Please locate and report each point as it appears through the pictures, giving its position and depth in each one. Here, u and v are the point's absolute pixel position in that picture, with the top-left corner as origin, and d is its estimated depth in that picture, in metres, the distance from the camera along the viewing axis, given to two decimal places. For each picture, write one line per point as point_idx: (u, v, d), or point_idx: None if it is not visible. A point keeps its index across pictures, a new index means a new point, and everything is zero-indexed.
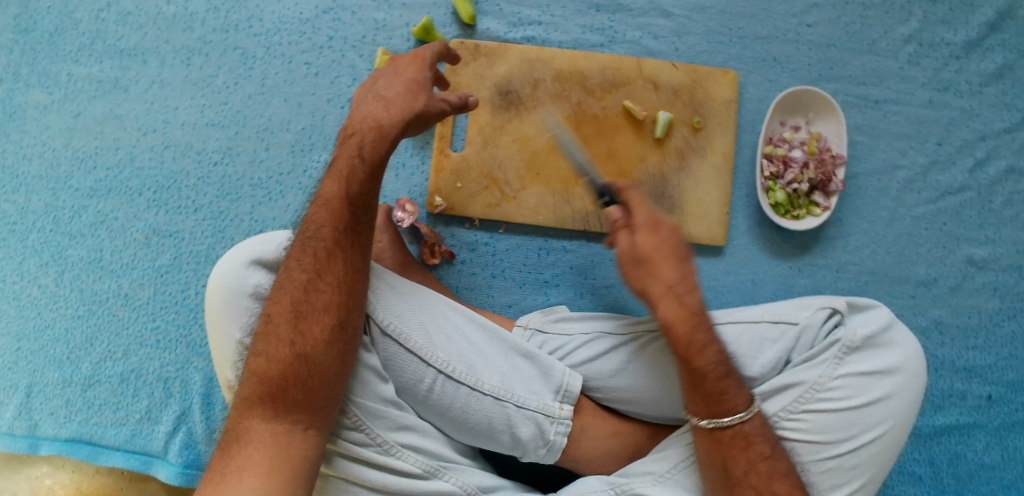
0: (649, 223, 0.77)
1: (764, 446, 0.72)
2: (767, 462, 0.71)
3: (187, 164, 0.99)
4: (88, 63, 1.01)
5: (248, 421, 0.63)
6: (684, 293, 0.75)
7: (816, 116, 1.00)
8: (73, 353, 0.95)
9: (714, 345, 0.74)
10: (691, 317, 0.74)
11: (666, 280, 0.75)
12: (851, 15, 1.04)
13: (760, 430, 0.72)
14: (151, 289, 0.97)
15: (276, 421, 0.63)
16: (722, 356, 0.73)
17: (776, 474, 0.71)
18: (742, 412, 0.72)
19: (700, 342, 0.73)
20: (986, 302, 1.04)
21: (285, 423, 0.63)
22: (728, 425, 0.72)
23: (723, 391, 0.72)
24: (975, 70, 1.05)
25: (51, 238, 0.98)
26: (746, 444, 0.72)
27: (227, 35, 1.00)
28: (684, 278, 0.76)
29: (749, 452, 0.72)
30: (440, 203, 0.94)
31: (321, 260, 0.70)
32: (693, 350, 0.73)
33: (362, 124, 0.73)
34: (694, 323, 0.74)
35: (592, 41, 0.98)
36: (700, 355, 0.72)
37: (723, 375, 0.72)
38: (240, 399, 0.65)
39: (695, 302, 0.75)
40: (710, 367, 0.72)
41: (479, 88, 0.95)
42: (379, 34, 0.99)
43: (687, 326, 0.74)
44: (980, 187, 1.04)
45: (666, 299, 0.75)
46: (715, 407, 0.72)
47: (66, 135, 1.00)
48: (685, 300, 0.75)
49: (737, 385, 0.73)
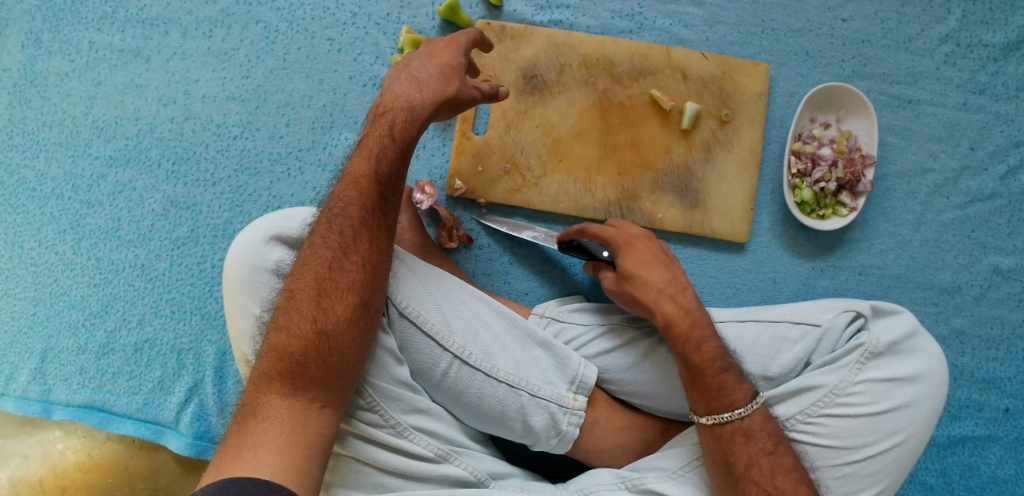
0: (625, 241, 0.82)
1: (766, 442, 0.72)
2: (767, 458, 0.71)
3: (206, 137, 0.98)
4: (111, 32, 1.00)
5: (266, 396, 0.62)
6: (675, 293, 0.77)
7: (847, 113, 0.97)
8: (88, 320, 0.96)
9: (711, 340, 0.75)
10: (687, 315, 0.76)
11: (655, 283, 0.78)
12: (888, 11, 1.01)
13: (761, 425, 0.72)
14: (167, 261, 0.96)
15: (294, 398, 0.62)
16: (719, 351, 0.75)
17: (778, 470, 0.70)
18: (740, 407, 0.72)
19: (697, 337, 0.75)
20: (1009, 312, 1.04)
21: (303, 400, 0.62)
22: (726, 422, 0.72)
23: (722, 386, 0.73)
24: (1013, 74, 1.02)
25: (69, 206, 0.98)
26: (746, 438, 0.72)
27: (250, 8, 0.99)
28: (672, 280, 0.79)
29: (750, 446, 0.71)
30: (460, 186, 0.92)
31: (345, 238, 0.69)
32: (691, 344, 0.74)
33: (393, 104, 0.72)
34: (689, 319, 0.76)
35: (621, 27, 0.96)
36: (698, 350, 0.74)
37: (720, 371, 0.73)
38: (258, 373, 0.64)
39: (687, 300, 0.78)
40: (709, 361, 0.74)
41: (504, 70, 0.94)
42: (404, 12, 0.98)
43: (682, 323, 0.76)
44: (1011, 194, 1.02)
45: (661, 300, 0.77)
46: (713, 403, 0.73)
47: (86, 103, 0.99)
48: (678, 299, 0.77)
49: (736, 380, 0.73)
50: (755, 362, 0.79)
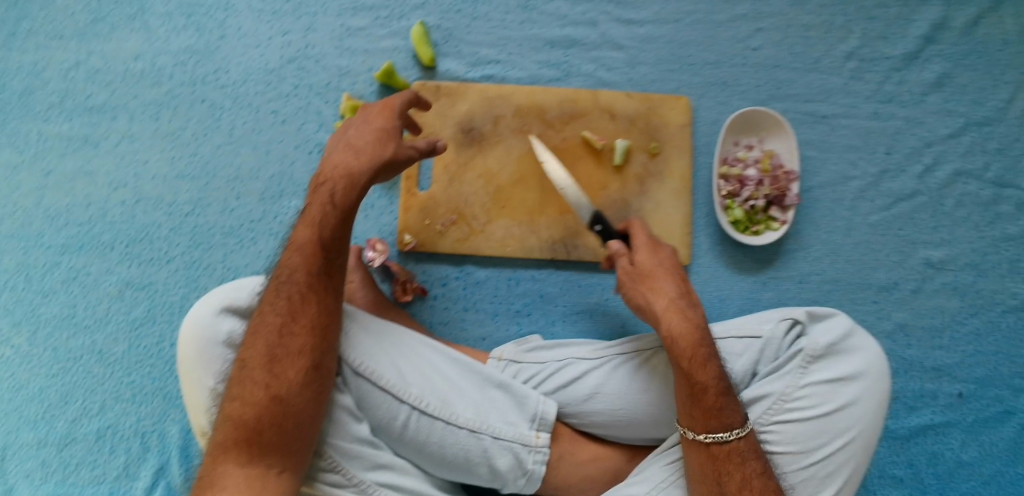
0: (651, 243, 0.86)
1: (757, 463, 0.75)
2: (759, 478, 0.74)
3: (158, 216, 1.00)
4: (58, 121, 1.02)
5: (222, 467, 0.65)
6: (686, 308, 0.80)
7: (767, 134, 1.03)
8: (48, 412, 0.95)
9: (714, 360, 0.77)
10: (695, 332, 0.78)
11: (668, 293, 0.81)
12: (794, 36, 1.08)
13: (753, 446, 0.76)
14: (125, 344, 0.97)
15: (249, 466, 0.65)
16: (721, 371, 0.77)
17: (768, 490, 0.74)
18: (738, 428, 0.75)
19: (703, 356, 0.77)
20: (947, 302, 1.09)
21: (258, 467, 0.65)
22: (724, 441, 0.74)
23: (722, 408, 0.75)
24: (916, 81, 1.11)
25: (22, 297, 0.98)
26: (740, 460, 0.75)
27: (195, 88, 1.03)
28: (687, 295, 0.82)
29: (744, 467, 0.74)
30: (409, 240, 0.96)
31: (295, 304, 0.71)
32: (695, 363, 0.76)
33: (333, 172, 0.75)
34: (695, 336, 0.78)
35: (548, 75, 1.01)
36: (703, 369, 0.76)
37: (721, 391, 0.76)
38: (213, 444, 0.66)
39: (697, 317, 0.80)
40: (712, 381, 0.76)
41: (442, 126, 0.98)
42: (344, 80, 1.01)
43: (688, 340, 0.78)
44: (930, 191, 1.10)
45: (669, 311, 0.79)
46: (710, 422, 0.75)
47: (36, 193, 1.00)
48: (688, 314, 0.80)
49: (736, 403, 0.76)
50: None
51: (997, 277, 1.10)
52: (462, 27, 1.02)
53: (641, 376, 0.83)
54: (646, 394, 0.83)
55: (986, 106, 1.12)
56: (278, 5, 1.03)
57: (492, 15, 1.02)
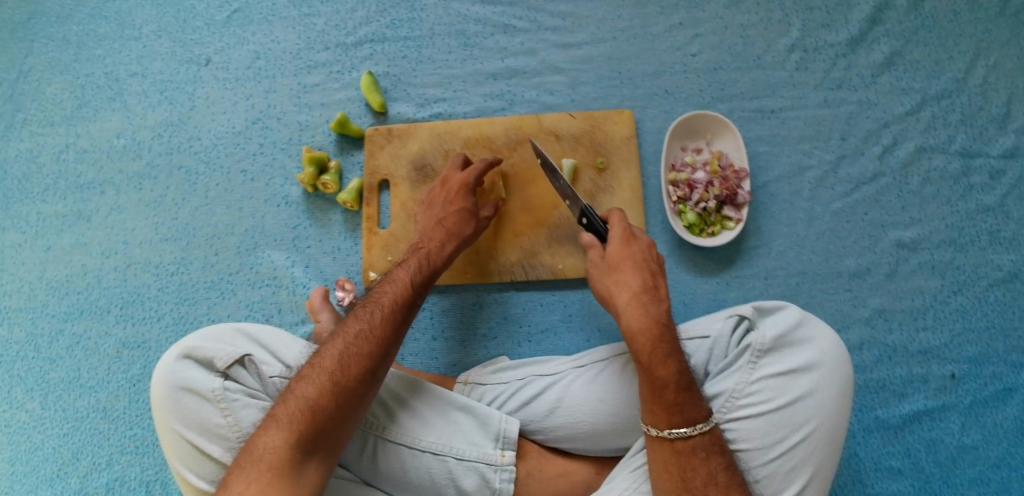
0: (626, 237, 0.86)
1: (721, 457, 0.75)
2: (724, 473, 0.74)
3: (147, 278, 1.08)
4: (54, 200, 1.12)
5: (267, 438, 0.69)
6: (650, 302, 0.80)
7: (714, 137, 1.06)
8: (62, 469, 1.02)
9: (677, 355, 0.77)
10: (658, 328, 0.78)
11: (633, 286, 0.81)
12: (733, 37, 1.11)
13: (717, 440, 0.76)
14: (126, 400, 1.04)
15: (295, 448, 0.68)
16: (682, 366, 0.77)
17: (733, 484, 0.74)
18: (701, 423, 0.75)
19: (664, 352, 0.77)
20: (927, 281, 1.08)
21: (302, 454, 0.69)
22: (687, 436, 0.75)
23: (684, 403, 0.75)
24: (864, 64, 1.12)
25: (33, 365, 1.06)
26: (706, 454, 0.75)
27: (172, 156, 1.11)
28: (653, 290, 0.81)
29: (710, 462, 0.75)
30: (374, 277, 1.01)
31: (370, 370, 0.74)
32: (657, 359, 0.76)
33: (424, 276, 0.86)
34: (658, 331, 0.78)
35: (494, 106, 1.07)
36: (663, 365, 0.76)
37: (683, 387, 0.76)
38: (268, 416, 0.71)
39: (660, 311, 0.80)
40: (673, 377, 0.75)
41: (396, 166, 1.04)
42: (304, 134, 1.09)
43: (648, 335, 0.78)
44: (893, 171, 1.10)
45: (630, 306, 0.80)
46: (673, 417, 0.75)
47: (39, 268, 1.09)
48: (649, 309, 0.80)
49: (698, 398, 0.76)
50: None
51: (978, 250, 1.08)
52: (409, 72, 1.09)
53: (598, 386, 0.85)
54: (604, 403, 0.84)
55: (943, 79, 1.12)
56: (240, 72, 1.12)
57: (436, 56, 1.09)
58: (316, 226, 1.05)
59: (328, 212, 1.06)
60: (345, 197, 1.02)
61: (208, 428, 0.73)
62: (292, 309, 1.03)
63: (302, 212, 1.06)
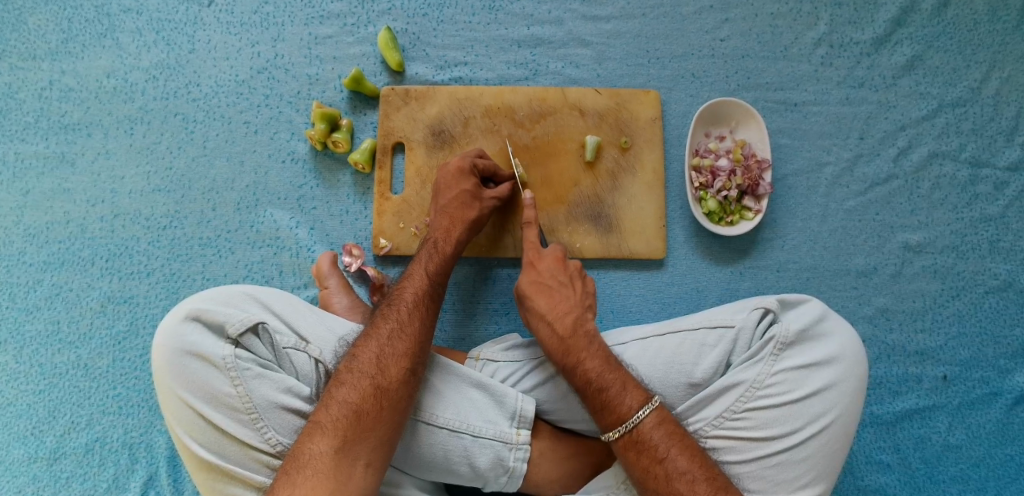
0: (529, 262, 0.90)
1: (655, 451, 0.73)
2: (660, 466, 0.72)
3: (136, 231, 1.01)
4: (34, 141, 1.03)
5: (313, 444, 0.67)
6: (555, 318, 0.84)
7: (738, 125, 1.04)
8: (37, 428, 0.96)
9: (588, 361, 0.80)
10: (561, 342, 0.82)
11: (539, 308, 0.86)
12: (762, 26, 1.08)
13: (651, 433, 0.74)
14: (109, 358, 0.98)
15: (341, 452, 0.67)
16: (597, 369, 0.79)
17: (674, 476, 0.71)
18: (628, 419, 0.75)
19: (571, 362, 0.80)
20: (928, 284, 1.07)
21: (349, 457, 0.67)
22: (620, 435, 0.75)
23: (606, 403, 0.76)
24: (887, 64, 1.09)
25: (7, 315, 0.99)
26: (638, 450, 0.73)
27: (168, 102, 1.04)
28: (557, 305, 0.85)
29: (643, 457, 0.73)
30: (384, 245, 0.98)
31: (408, 370, 0.73)
32: (567, 372, 0.80)
33: (438, 270, 0.85)
34: (563, 345, 0.82)
35: (517, 75, 1.04)
36: (574, 375, 0.79)
37: (597, 391, 0.77)
38: (311, 423, 0.69)
39: (565, 324, 0.83)
40: (586, 384, 0.78)
41: (413, 130, 1.00)
42: (313, 88, 1.03)
43: (558, 351, 0.82)
44: (906, 174, 1.08)
45: (539, 325, 0.85)
46: (603, 421, 0.76)
47: (16, 213, 1.01)
48: (554, 323, 0.84)
49: (619, 392, 0.76)
50: (679, 372, 0.82)
51: (978, 258, 1.07)
52: (429, 31, 1.04)
53: None
54: None
55: (959, 87, 1.09)
56: (246, 17, 1.04)
57: (458, 18, 1.05)
58: (324, 187, 1.01)
59: (337, 173, 1.01)
60: (357, 157, 0.98)
61: (218, 397, 0.70)
62: (295, 272, 0.99)
63: (309, 171, 1.01)
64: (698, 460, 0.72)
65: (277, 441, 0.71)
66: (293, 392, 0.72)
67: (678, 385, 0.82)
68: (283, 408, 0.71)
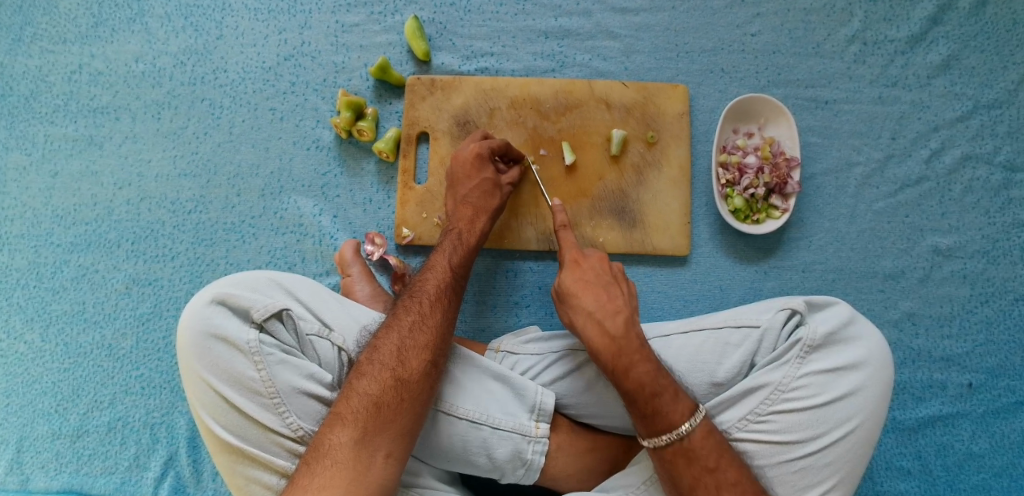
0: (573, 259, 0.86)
1: (708, 460, 0.72)
2: (711, 476, 0.72)
3: (162, 214, 1.02)
4: (63, 123, 1.04)
5: (333, 435, 0.67)
6: (604, 318, 0.79)
7: (767, 122, 1.02)
8: (61, 406, 0.98)
9: (641, 365, 0.76)
10: (613, 343, 0.77)
11: (587, 307, 0.81)
12: (794, 21, 1.06)
13: (702, 443, 0.73)
14: (133, 338, 0.99)
15: (362, 443, 0.67)
16: (653, 371, 0.75)
17: (723, 485, 0.71)
18: (680, 426, 0.73)
19: (624, 365, 0.76)
20: (956, 289, 1.04)
21: (369, 448, 0.67)
22: (668, 444, 0.73)
23: (657, 409, 0.74)
24: (922, 63, 1.07)
25: (34, 294, 1.01)
26: (689, 459, 0.73)
27: (194, 87, 1.04)
28: (606, 304, 0.81)
29: (694, 467, 0.72)
30: (407, 234, 0.98)
31: (429, 363, 0.73)
32: (620, 374, 0.76)
33: (459, 266, 0.84)
34: (615, 346, 0.77)
35: (543, 67, 1.03)
36: (626, 379, 0.75)
37: (651, 396, 0.74)
38: (332, 413, 0.69)
39: (617, 327, 0.79)
40: (639, 389, 0.74)
41: (437, 120, 1.00)
42: (339, 76, 1.03)
43: (609, 352, 0.77)
44: (938, 176, 1.05)
45: (586, 324, 0.80)
46: (652, 427, 0.74)
47: (45, 194, 1.03)
48: (605, 325, 0.79)
49: (671, 400, 0.74)
50: (701, 371, 0.82)
51: (1009, 264, 1.05)
52: (456, 21, 1.04)
53: None
54: None
55: (995, 88, 1.06)
56: (273, 4, 1.04)
57: (485, 7, 1.04)
58: (348, 175, 1.01)
59: (361, 161, 1.01)
60: (382, 146, 0.98)
61: (242, 382, 0.70)
62: (317, 259, 0.99)
63: (333, 159, 1.01)
64: (745, 472, 0.73)
65: (299, 427, 0.71)
66: (316, 378, 0.73)
67: (701, 384, 0.82)
68: (305, 394, 0.72)
